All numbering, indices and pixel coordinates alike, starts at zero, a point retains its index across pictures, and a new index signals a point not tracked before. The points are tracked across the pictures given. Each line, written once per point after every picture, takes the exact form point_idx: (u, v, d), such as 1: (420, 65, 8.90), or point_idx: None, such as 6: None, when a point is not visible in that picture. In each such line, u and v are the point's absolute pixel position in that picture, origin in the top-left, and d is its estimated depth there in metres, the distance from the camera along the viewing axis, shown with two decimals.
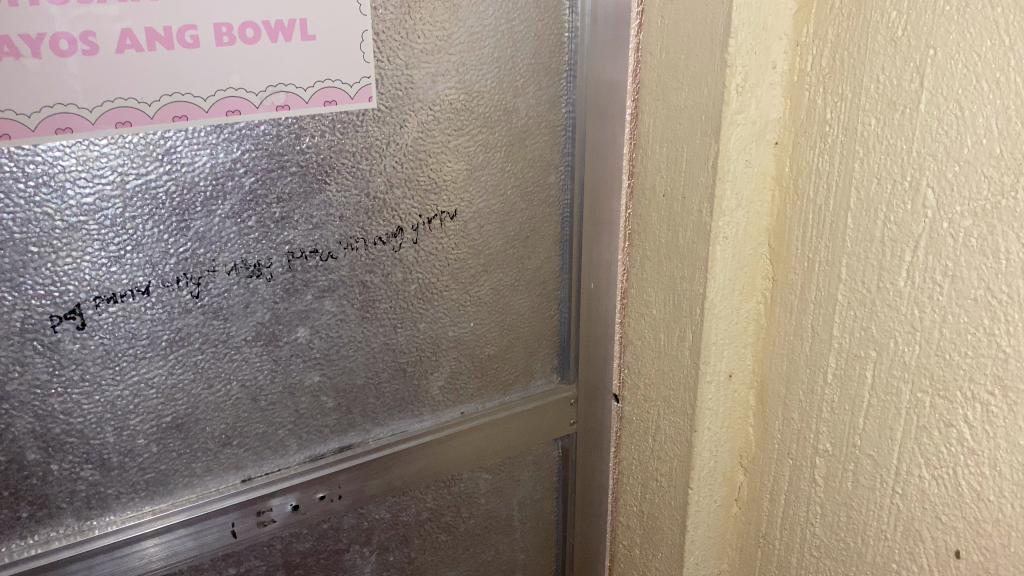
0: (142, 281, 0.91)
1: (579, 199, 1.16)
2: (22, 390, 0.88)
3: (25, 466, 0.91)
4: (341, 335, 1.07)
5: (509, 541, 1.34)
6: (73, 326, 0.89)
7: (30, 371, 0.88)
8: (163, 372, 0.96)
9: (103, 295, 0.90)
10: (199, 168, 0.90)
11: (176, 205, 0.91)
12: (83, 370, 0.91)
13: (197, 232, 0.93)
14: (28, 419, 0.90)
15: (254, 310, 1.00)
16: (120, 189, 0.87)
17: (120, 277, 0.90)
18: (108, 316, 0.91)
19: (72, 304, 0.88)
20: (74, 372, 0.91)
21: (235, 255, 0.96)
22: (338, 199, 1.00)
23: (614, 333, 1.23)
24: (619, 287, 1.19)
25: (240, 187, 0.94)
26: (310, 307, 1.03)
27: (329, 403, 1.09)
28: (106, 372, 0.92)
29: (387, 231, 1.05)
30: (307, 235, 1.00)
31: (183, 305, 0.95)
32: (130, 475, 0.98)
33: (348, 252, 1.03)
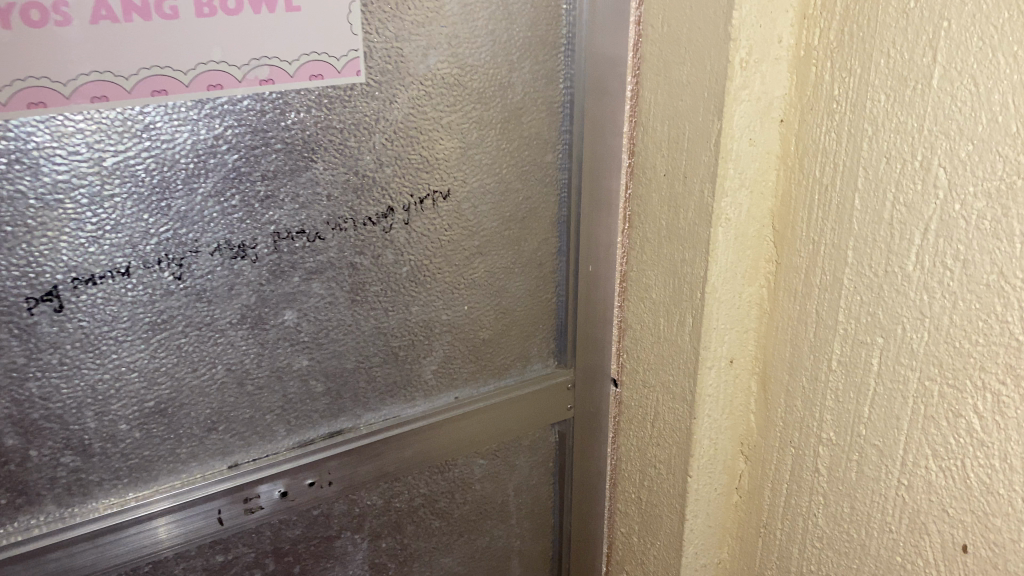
0: (121, 262, 0.88)
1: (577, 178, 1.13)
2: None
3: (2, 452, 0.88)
4: (331, 318, 1.04)
5: (506, 528, 1.31)
6: (51, 308, 0.86)
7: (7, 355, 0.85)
8: (145, 356, 0.93)
9: (81, 277, 0.87)
10: (180, 144, 0.87)
11: (156, 183, 0.87)
12: (62, 354, 0.88)
13: (178, 211, 0.89)
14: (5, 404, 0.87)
15: (239, 292, 0.96)
16: (96, 167, 0.84)
17: (99, 258, 0.87)
18: (86, 298, 0.88)
19: (49, 285, 0.85)
20: (52, 356, 0.88)
21: (218, 235, 0.92)
22: (326, 177, 0.97)
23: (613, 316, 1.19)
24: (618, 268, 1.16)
25: (223, 165, 0.90)
26: (298, 289, 1.00)
27: (319, 388, 1.06)
28: (85, 356, 0.90)
29: (378, 211, 1.02)
30: (294, 214, 0.96)
31: (165, 287, 0.91)
32: (112, 461, 0.95)
33: (337, 232, 1.00)
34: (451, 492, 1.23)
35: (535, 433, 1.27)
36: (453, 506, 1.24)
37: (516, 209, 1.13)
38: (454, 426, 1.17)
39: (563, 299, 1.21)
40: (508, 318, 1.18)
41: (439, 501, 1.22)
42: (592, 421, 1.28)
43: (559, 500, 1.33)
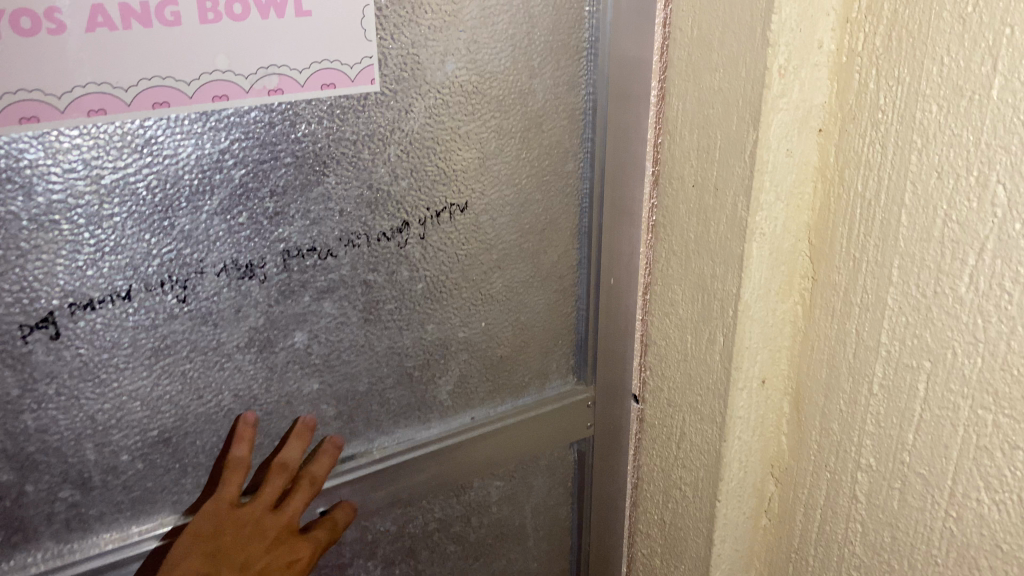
0: (122, 286, 0.83)
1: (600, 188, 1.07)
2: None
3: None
4: (343, 339, 0.99)
5: (521, 550, 1.26)
6: (47, 336, 0.81)
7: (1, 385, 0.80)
8: (147, 383, 0.88)
9: (79, 302, 0.81)
10: (183, 159, 0.81)
11: (158, 201, 0.82)
12: (59, 384, 0.83)
13: (181, 230, 0.84)
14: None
15: (247, 314, 0.91)
16: (94, 185, 0.78)
17: (97, 281, 0.81)
18: (84, 324, 0.82)
19: (44, 312, 0.80)
20: (48, 386, 0.82)
21: (225, 254, 0.87)
22: (338, 192, 0.91)
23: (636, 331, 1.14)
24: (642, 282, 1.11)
25: (229, 181, 0.85)
26: (308, 310, 0.95)
27: (329, 411, 1.01)
28: (84, 384, 0.84)
29: (392, 226, 0.96)
30: (304, 231, 0.91)
31: (168, 311, 0.86)
32: (113, 494, 0.90)
33: (349, 249, 0.95)
34: (466, 515, 1.18)
35: (553, 451, 1.22)
36: (469, 529, 1.19)
37: (535, 221, 1.07)
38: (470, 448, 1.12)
39: (582, 313, 1.16)
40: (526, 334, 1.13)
41: (453, 525, 1.17)
42: (612, 439, 1.23)
43: (578, 520, 1.28)
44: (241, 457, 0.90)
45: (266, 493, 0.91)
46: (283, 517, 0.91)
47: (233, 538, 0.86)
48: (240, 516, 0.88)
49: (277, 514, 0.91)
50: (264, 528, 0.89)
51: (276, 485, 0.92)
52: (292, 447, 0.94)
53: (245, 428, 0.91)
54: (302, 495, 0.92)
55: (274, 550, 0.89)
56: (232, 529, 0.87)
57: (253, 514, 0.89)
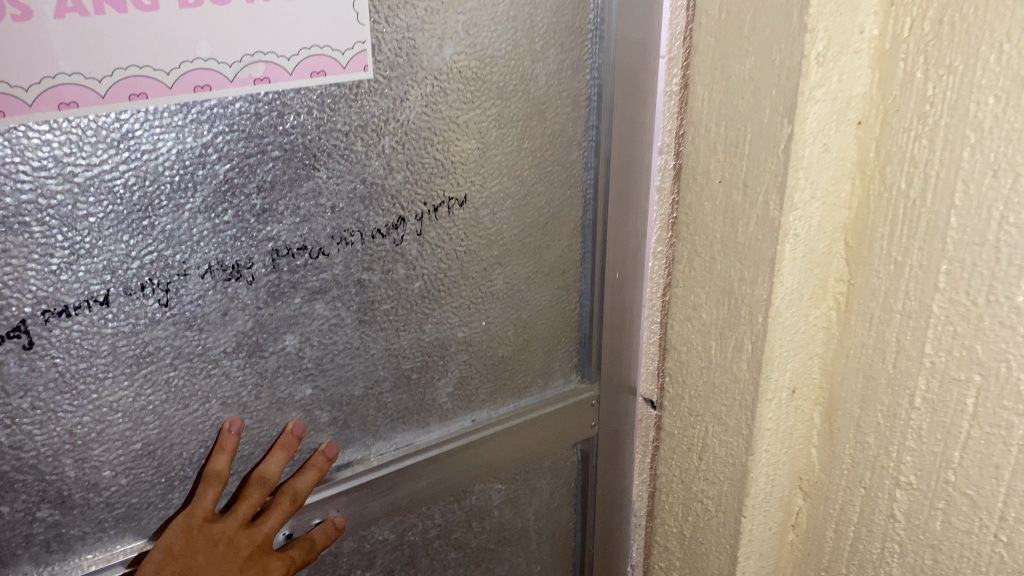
0: (100, 292, 0.76)
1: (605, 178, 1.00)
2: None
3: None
4: (338, 343, 0.92)
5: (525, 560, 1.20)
6: (20, 347, 0.74)
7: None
8: (130, 394, 0.81)
9: (52, 307, 0.74)
10: (163, 154, 0.75)
11: (138, 199, 0.75)
12: (33, 396, 0.77)
13: (164, 230, 0.77)
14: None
15: (237, 316, 0.84)
16: (67, 183, 0.71)
17: (73, 286, 0.75)
18: (61, 333, 0.76)
19: (17, 321, 0.73)
20: (22, 398, 0.76)
21: (212, 254, 0.80)
22: (331, 185, 0.84)
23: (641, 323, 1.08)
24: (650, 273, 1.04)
25: (215, 175, 0.78)
26: (304, 311, 0.88)
27: (323, 418, 0.95)
28: (61, 398, 0.78)
29: (390, 221, 0.90)
30: (297, 228, 0.84)
31: (151, 316, 0.79)
32: (95, 513, 0.84)
33: (344, 247, 0.88)
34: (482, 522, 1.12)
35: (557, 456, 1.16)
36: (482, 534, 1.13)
37: (538, 214, 1.00)
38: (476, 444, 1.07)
39: (587, 310, 1.09)
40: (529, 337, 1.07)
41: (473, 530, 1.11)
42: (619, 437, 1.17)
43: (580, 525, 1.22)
44: (218, 471, 0.86)
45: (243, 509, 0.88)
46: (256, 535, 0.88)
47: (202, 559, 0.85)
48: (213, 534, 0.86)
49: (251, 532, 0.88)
50: (236, 549, 0.87)
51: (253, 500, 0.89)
52: (278, 457, 0.90)
53: (229, 439, 0.87)
54: (277, 516, 0.90)
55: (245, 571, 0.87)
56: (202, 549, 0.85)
57: (226, 532, 0.87)
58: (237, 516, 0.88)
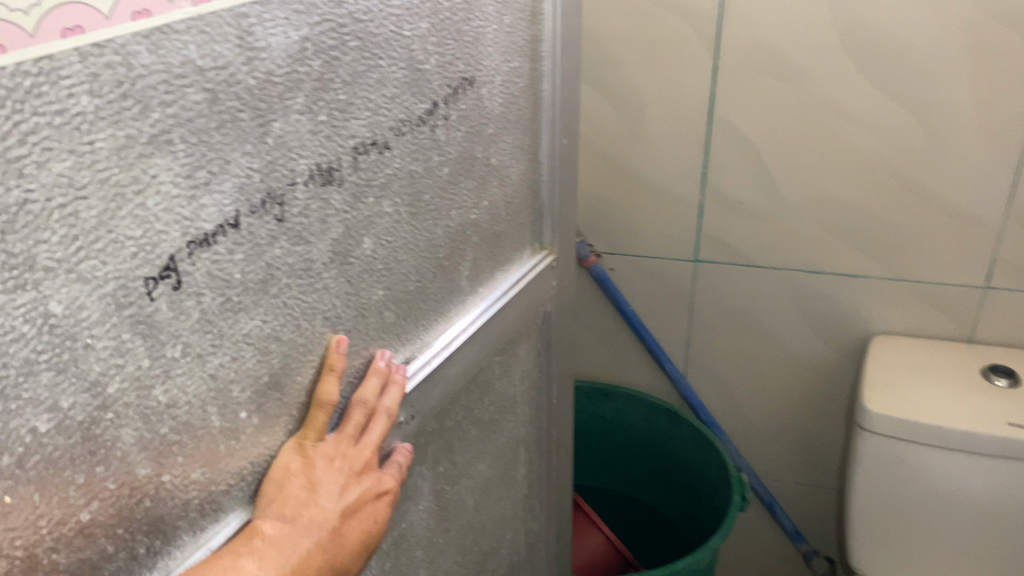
0: (229, 212, 0.26)
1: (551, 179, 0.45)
2: (101, 409, 0.24)
3: (133, 492, 0.26)
4: (413, 265, 0.36)
5: (508, 496, 0.49)
6: (168, 294, 0.25)
7: (82, 387, 0.24)
8: (263, 319, 0.29)
9: None
10: (327, 68, 0.29)
11: (258, 94, 0.26)
12: None
13: (277, 136, 0.27)
14: (138, 429, 0.25)
15: (339, 236, 0.31)
16: (218, 122, 0.25)
17: (207, 211, 0.26)
18: (203, 272, 0.26)
19: (165, 254, 0.25)
20: (178, 353, 0.26)
21: (309, 152, 0.29)
22: (406, 38, 0.32)
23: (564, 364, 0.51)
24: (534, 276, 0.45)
25: (312, 19, 0.28)
26: (410, 204, 0.35)
27: (523, 468, 0.50)
28: (199, 340, 0.27)
29: (448, 79, 0.35)
30: (374, 101, 0.31)
31: (281, 244, 0.29)
32: (241, 461, 0.30)
33: (420, 131, 0.34)
34: (802, 440, 0.83)
35: (533, 361, 0.48)
36: (842, 488, 0.83)
37: (524, 233, 0.45)
38: (780, 328, 0.78)
39: (562, 215, 0.47)
40: (943, 211, 0.68)
41: (762, 403, 0.83)
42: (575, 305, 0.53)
43: (548, 451, 0.52)
44: (370, 397, 0.33)
45: (355, 422, 0.33)
46: (379, 484, 0.34)
47: (316, 533, 0.30)
48: (330, 461, 0.32)
49: (359, 453, 0.33)
50: (356, 496, 0.32)
51: (372, 428, 0.33)
52: (377, 382, 0.34)
53: (381, 357, 0.34)
54: (370, 447, 0.33)
55: (370, 546, 0.33)
56: (326, 481, 0.31)
57: (336, 455, 0.32)
58: (350, 439, 0.33)
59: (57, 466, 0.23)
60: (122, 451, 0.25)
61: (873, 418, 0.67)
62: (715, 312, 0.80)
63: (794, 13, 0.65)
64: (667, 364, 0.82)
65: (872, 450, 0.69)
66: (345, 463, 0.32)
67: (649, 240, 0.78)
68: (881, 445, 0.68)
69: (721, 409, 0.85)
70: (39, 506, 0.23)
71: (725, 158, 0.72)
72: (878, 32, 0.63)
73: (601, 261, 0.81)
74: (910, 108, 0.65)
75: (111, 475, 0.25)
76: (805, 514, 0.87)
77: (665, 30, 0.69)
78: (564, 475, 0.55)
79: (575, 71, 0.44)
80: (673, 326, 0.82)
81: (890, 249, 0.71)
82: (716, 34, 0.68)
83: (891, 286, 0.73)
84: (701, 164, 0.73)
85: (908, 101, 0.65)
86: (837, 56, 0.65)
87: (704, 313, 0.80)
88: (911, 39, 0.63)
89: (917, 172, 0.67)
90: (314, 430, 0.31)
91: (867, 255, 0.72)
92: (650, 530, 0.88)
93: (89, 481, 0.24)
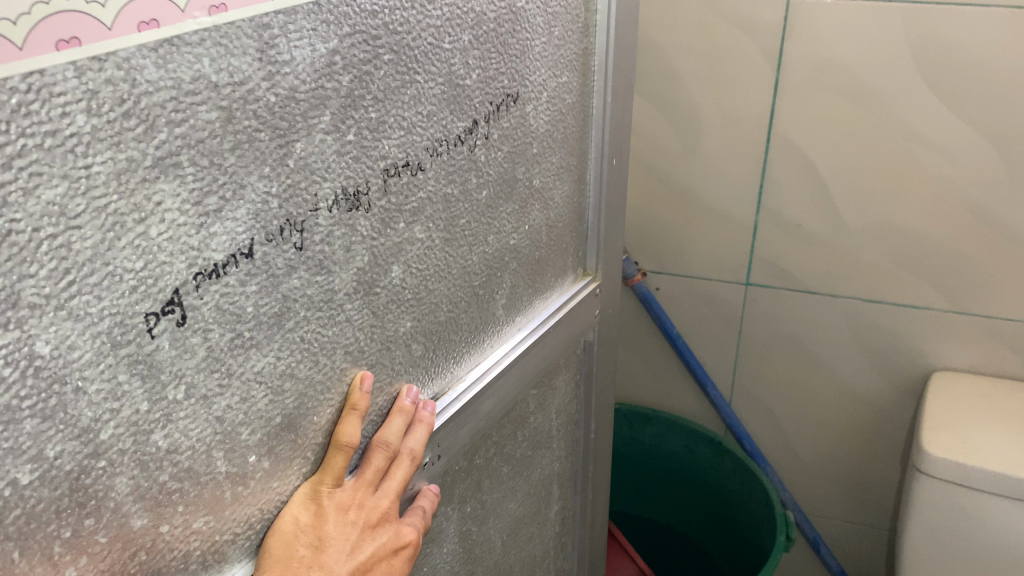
0: (242, 241, 0.24)
1: (597, 201, 0.42)
2: (93, 457, 0.22)
3: (128, 544, 0.24)
4: (445, 294, 0.33)
5: (539, 535, 0.46)
6: (171, 331, 0.23)
7: (72, 435, 0.21)
8: (277, 355, 0.26)
9: None
10: (357, 84, 0.26)
11: (279, 113, 0.24)
12: None
13: (299, 158, 0.25)
14: (133, 478, 0.23)
15: (365, 266, 0.29)
16: (234, 141, 0.23)
17: (218, 240, 0.23)
18: (212, 306, 0.24)
19: (170, 287, 0.22)
20: (180, 395, 0.24)
21: (335, 175, 0.26)
22: (446, 51, 0.29)
23: (604, 396, 0.48)
24: (576, 303, 0.42)
25: (343, 30, 0.25)
26: (446, 227, 0.32)
27: (556, 503, 0.47)
28: (205, 381, 0.24)
29: (491, 96, 0.32)
30: (408, 119, 0.28)
31: (301, 277, 0.26)
32: (248, 509, 0.27)
33: (458, 151, 0.31)
34: (852, 474, 0.79)
35: (571, 392, 0.45)
36: (892, 526, 0.79)
37: (567, 257, 0.42)
38: (833, 358, 0.74)
39: (606, 239, 0.44)
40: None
41: (810, 433, 0.79)
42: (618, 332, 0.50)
43: (583, 486, 0.49)
44: (391, 441, 0.31)
45: (374, 467, 0.31)
46: (397, 537, 0.31)
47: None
48: (344, 512, 0.29)
49: (376, 504, 0.31)
50: (368, 552, 0.30)
51: (393, 473, 0.31)
52: (401, 423, 0.32)
53: (406, 395, 0.32)
54: (388, 496, 0.31)
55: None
56: (337, 536, 0.29)
57: (352, 505, 0.30)
58: (368, 486, 0.31)
59: (42, 522, 0.21)
60: (116, 502, 0.23)
61: (931, 458, 0.61)
62: (764, 337, 0.76)
63: (866, 28, 0.61)
64: (712, 390, 0.78)
65: (927, 495, 0.63)
66: (360, 514, 0.30)
67: (698, 259, 0.75)
68: (938, 491, 0.62)
69: (766, 437, 0.81)
70: (18, 565, 0.21)
71: (783, 178, 0.68)
72: (958, 51, 0.59)
73: (647, 279, 0.78)
74: (990, 135, 0.60)
75: (103, 528, 0.23)
76: (849, 549, 0.83)
77: (726, 41, 0.65)
78: (598, 510, 0.52)
79: (627, 89, 0.41)
80: (719, 349, 0.79)
81: (961, 282, 0.66)
82: (779, 49, 0.64)
83: (959, 320, 0.68)
84: (757, 183, 0.69)
85: (989, 127, 0.60)
86: (912, 77, 0.61)
87: (753, 338, 0.76)
88: (996, 60, 0.58)
89: (996, 204, 0.62)
90: (330, 475, 0.29)
91: (935, 288, 0.67)
92: (684, 558, 0.86)
93: (78, 536, 0.22)
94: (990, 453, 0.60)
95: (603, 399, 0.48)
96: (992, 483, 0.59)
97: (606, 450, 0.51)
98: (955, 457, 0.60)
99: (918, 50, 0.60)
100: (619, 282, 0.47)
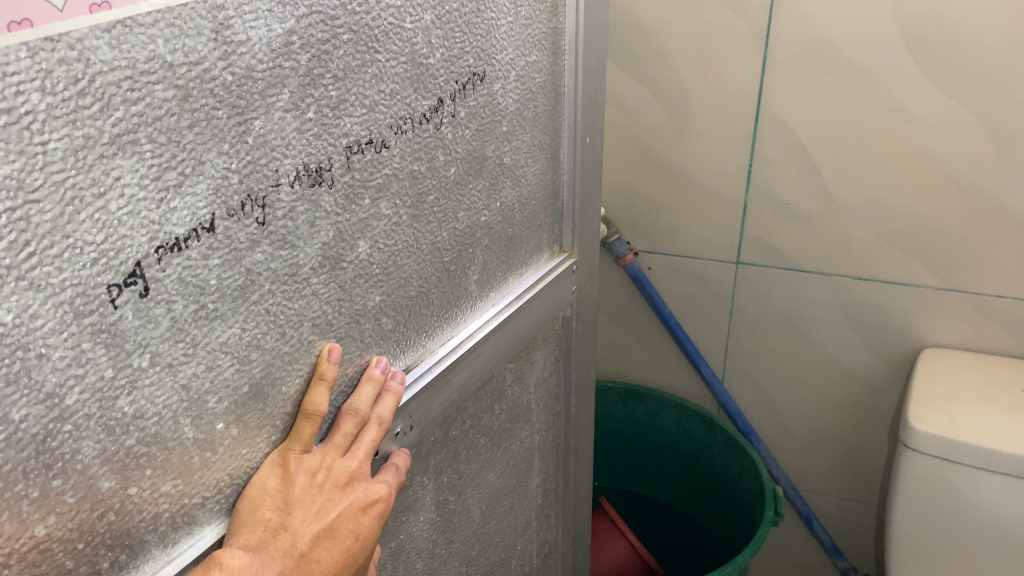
0: (203, 215, 0.25)
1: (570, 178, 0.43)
2: (58, 421, 0.23)
3: (97, 505, 0.25)
4: (415, 269, 0.34)
5: (520, 506, 0.47)
6: (134, 302, 0.24)
7: (36, 399, 0.22)
8: (242, 326, 0.28)
9: None
10: (315, 63, 0.27)
11: (236, 91, 0.25)
12: None
13: (258, 135, 0.26)
14: (100, 442, 0.24)
15: (330, 240, 0.30)
16: (190, 120, 0.24)
17: (178, 215, 0.24)
18: (174, 278, 0.25)
19: (130, 261, 0.23)
20: (144, 363, 0.25)
21: (296, 152, 0.27)
22: (408, 31, 0.30)
23: (585, 372, 0.49)
24: (552, 279, 0.43)
25: (300, 11, 0.26)
26: (412, 204, 0.33)
27: (537, 474, 0.48)
28: (170, 349, 0.25)
29: (457, 74, 0.33)
30: (370, 97, 0.29)
31: (264, 253, 0.27)
32: (215, 475, 0.28)
33: (424, 129, 0.32)
34: (845, 452, 0.79)
35: (548, 366, 0.46)
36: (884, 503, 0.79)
37: (542, 233, 0.43)
38: (825, 337, 0.74)
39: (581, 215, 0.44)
40: (1012, 224, 0.63)
41: (804, 412, 0.79)
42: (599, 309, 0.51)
43: (565, 460, 0.51)
44: (359, 409, 0.32)
45: (343, 432, 0.32)
46: (365, 502, 0.32)
47: (284, 558, 0.29)
48: (313, 477, 0.31)
49: (344, 470, 0.32)
50: (336, 513, 0.31)
51: (361, 439, 0.32)
52: (371, 392, 0.33)
53: (376, 366, 0.33)
54: (356, 462, 0.32)
55: (348, 566, 0.32)
56: (305, 499, 0.30)
57: (321, 471, 0.31)
58: (337, 451, 0.32)
59: (9, 482, 0.22)
60: (83, 464, 0.24)
61: (918, 433, 0.62)
62: (757, 316, 0.76)
63: (854, 6, 0.61)
64: (705, 368, 0.79)
65: (915, 470, 0.63)
66: (329, 478, 0.31)
67: (691, 239, 0.76)
68: (925, 465, 0.62)
69: (760, 414, 0.82)
70: None
71: (773, 155, 0.69)
72: (946, 29, 0.58)
73: (640, 258, 0.78)
74: (978, 113, 0.60)
75: (71, 490, 0.24)
76: (843, 527, 0.84)
77: (714, 20, 0.66)
78: (580, 484, 0.53)
79: (599, 69, 0.42)
80: (712, 328, 0.79)
81: (951, 260, 0.66)
82: (766, 28, 0.64)
83: (948, 297, 0.68)
84: (745, 162, 0.70)
85: (976, 105, 0.60)
86: (899, 55, 0.61)
87: (745, 316, 0.77)
88: (984, 39, 0.58)
89: (985, 180, 0.62)
90: (300, 442, 0.30)
91: (924, 265, 0.67)
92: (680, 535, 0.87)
93: (45, 496, 0.23)
94: (976, 428, 0.60)
95: (583, 375, 0.49)
96: (978, 456, 0.59)
97: (590, 425, 0.52)
98: (940, 431, 0.61)
99: (905, 27, 0.60)
100: (597, 259, 0.47)
